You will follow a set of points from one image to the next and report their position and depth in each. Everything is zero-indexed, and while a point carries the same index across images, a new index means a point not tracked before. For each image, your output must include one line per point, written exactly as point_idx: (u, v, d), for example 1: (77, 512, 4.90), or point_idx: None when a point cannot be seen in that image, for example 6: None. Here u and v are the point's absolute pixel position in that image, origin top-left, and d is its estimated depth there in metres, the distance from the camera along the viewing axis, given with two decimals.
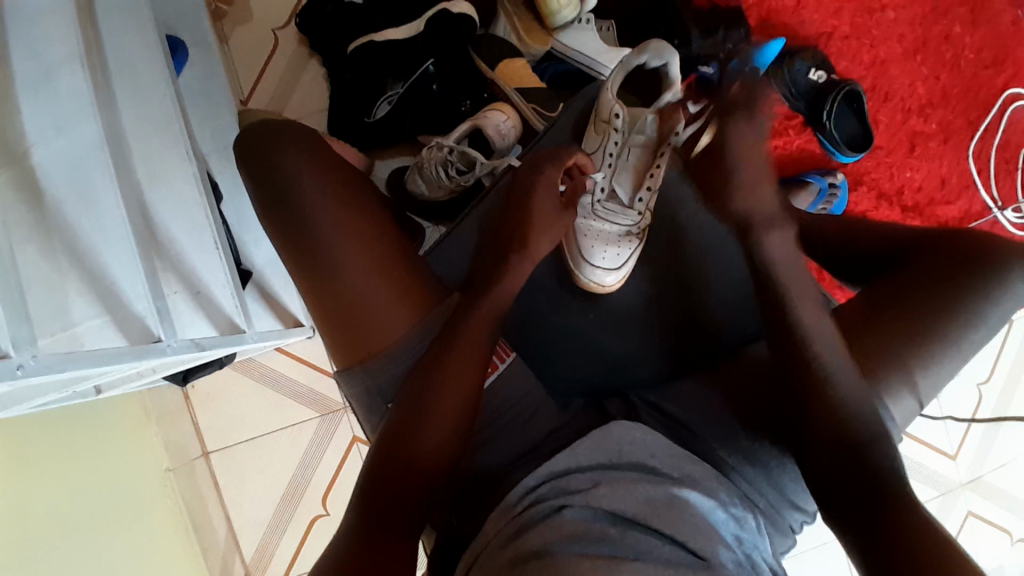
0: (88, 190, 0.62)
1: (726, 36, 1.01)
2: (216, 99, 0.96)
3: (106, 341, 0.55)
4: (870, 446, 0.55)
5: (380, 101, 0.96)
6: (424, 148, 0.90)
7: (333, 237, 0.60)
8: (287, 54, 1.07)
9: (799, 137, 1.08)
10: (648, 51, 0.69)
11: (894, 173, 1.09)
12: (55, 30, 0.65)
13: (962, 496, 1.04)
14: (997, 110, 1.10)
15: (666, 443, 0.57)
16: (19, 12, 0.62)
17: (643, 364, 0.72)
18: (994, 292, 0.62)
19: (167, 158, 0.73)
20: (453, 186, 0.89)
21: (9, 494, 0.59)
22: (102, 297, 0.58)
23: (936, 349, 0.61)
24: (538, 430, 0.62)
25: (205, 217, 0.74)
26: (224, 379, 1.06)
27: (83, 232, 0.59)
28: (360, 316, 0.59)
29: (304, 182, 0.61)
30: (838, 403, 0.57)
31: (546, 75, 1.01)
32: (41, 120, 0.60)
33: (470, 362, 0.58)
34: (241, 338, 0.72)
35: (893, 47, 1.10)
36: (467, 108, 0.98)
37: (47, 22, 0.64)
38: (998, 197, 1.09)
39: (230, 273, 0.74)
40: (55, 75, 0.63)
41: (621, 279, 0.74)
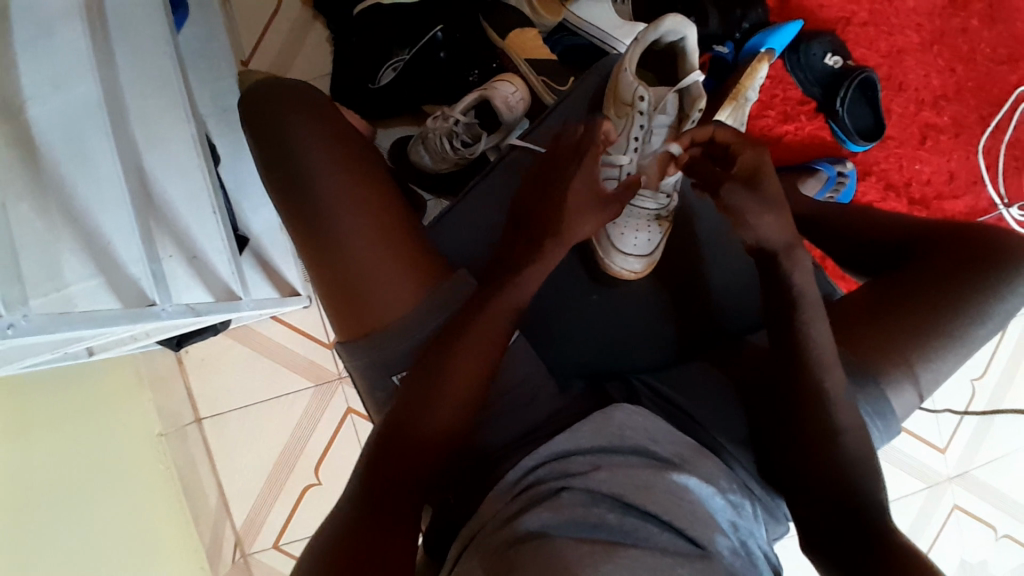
0: (85, 148, 0.59)
1: (743, 17, 0.99)
2: (216, 59, 0.93)
3: (99, 304, 0.53)
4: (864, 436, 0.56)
5: (385, 67, 0.94)
6: (430, 118, 0.87)
7: (340, 207, 0.58)
8: (289, 15, 1.03)
9: (810, 123, 1.06)
10: (664, 25, 0.66)
11: (903, 165, 1.08)
12: None
13: (949, 490, 1.06)
14: (1010, 107, 1.08)
15: (667, 428, 0.56)
16: None
17: (645, 349, 0.71)
18: (1002, 289, 0.61)
19: (164, 120, 0.71)
20: (457, 159, 0.87)
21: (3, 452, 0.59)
22: (96, 256, 0.56)
23: (939, 345, 0.61)
24: (538, 411, 0.61)
25: (201, 181, 0.72)
26: (218, 345, 1.05)
27: (77, 191, 0.58)
28: (367, 288, 0.58)
29: (312, 148, 0.59)
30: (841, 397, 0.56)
31: (557, 48, 0.99)
32: (37, 76, 0.58)
33: (476, 338, 0.56)
34: (236, 306, 0.71)
35: (911, 37, 1.08)
36: (474, 78, 0.95)
37: None
38: (1005, 194, 1.08)
39: (227, 240, 0.73)
40: (54, 28, 0.60)
41: (651, 263, 0.73)
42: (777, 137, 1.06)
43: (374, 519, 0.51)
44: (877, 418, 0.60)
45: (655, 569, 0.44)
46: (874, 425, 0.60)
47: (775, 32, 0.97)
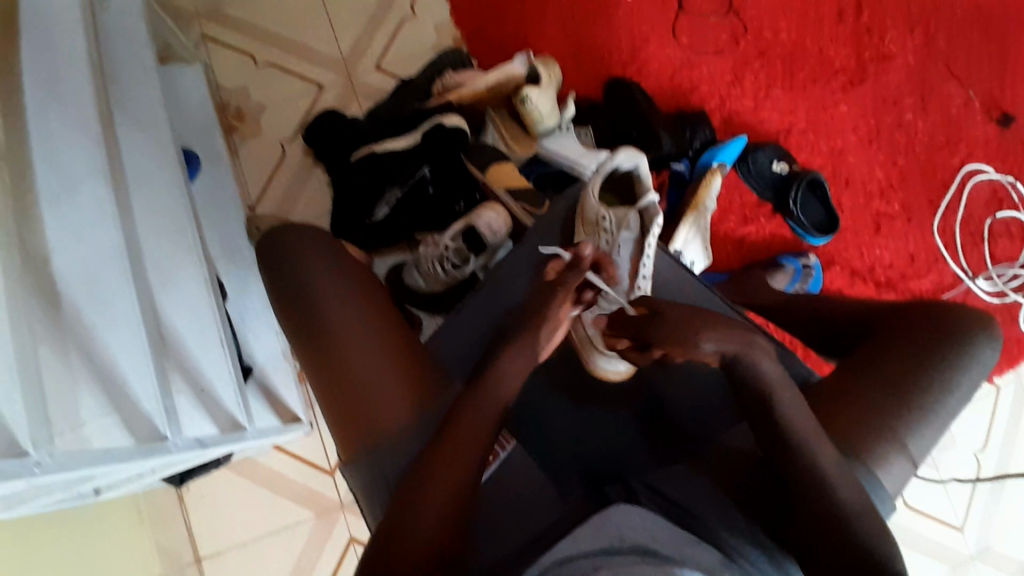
0: (106, 295, 0.65)
1: (693, 136, 1.12)
2: (225, 206, 1.04)
3: (113, 442, 0.58)
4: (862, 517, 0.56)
5: (380, 203, 1.05)
6: (422, 245, 0.97)
7: (344, 327, 0.64)
8: (292, 164, 1.16)
9: (768, 224, 1.16)
10: (619, 156, 0.78)
11: (864, 251, 1.16)
12: (71, 136, 0.68)
13: (972, 569, 1.03)
14: (955, 188, 1.20)
15: (664, 524, 0.57)
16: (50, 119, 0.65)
17: (637, 445, 0.73)
18: (970, 358, 0.65)
19: (177, 262, 0.78)
20: (449, 279, 0.96)
21: None
22: (111, 396, 0.61)
23: (923, 415, 0.63)
24: (539, 517, 0.63)
25: (212, 318, 0.79)
26: (217, 477, 1.04)
27: (98, 334, 0.62)
28: (366, 399, 0.62)
29: (318, 278, 0.66)
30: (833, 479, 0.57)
31: (533, 175, 1.11)
32: (64, 227, 0.63)
33: (471, 440, 0.59)
34: (241, 435, 0.76)
35: (850, 138, 1.21)
36: (461, 208, 1.06)
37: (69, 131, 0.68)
38: (967, 268, 1.16)
39: (232, 371, 0.79)
40: (78, 185, 0.67)
41: (630, 363, 0.75)
42: (741, 238, 1.15)
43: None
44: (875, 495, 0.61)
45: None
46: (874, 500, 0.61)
47: (722, 148, 1.10)
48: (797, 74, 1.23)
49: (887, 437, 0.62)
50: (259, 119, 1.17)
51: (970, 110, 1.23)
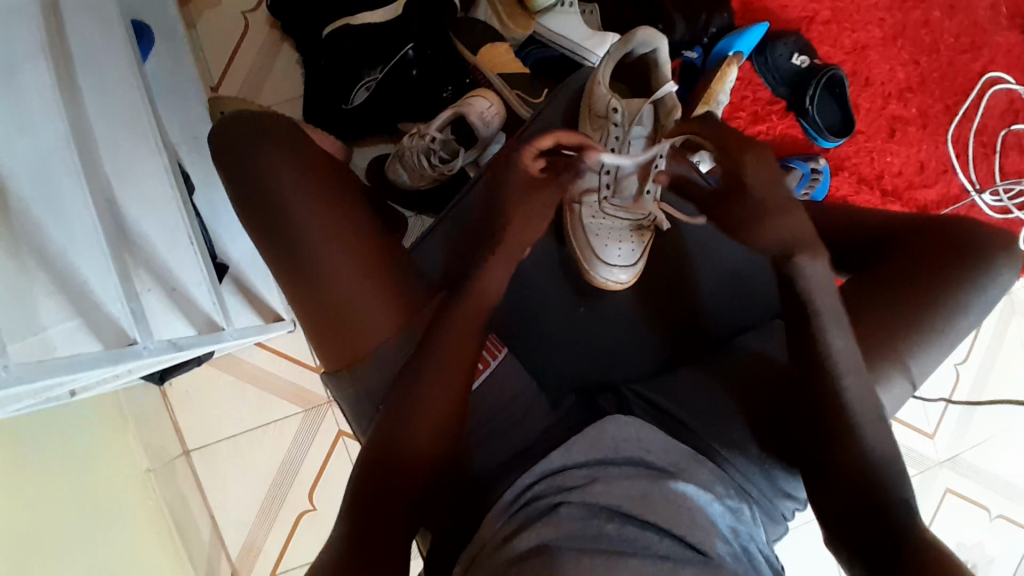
0: (55, 189, 0.58)
1: (710, 21, 1.00)
2: (184, 87, 0.93)
3: (80, 346, 0.53)
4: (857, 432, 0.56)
5: (357, 86, 0.94)
6: (406, 136, 0.88)
7: (318, 239, 0.58)
8: (257, 40, 1.02)
9: (782, 122, 1.08)
10: (635, 37, 0.68)
11: (874, 158, 1.10)
12: (13, 16, 0.60)
13: (940, 474, 1.08)
14: (975, 95, 1.11)
15: (661, 437, 0.56)
16: None
17: (633, 356, 0.71)
18: (981, 279, 0.63)
19: (136, 153, 0.71)
20: (436, 175, 0.87)
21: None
22: (73, 298, 0.56)
23: (926, 336, 0.62)
24: (532, 427, 0.61)
25: (175, 213, 0.72)
26: (202, 377, 1.03)
27: (51, 234, 0.57)
28: (346, 318, 0.58)
29: (284, 182, 0.58)
30: (828, 397, 0.56)
31: (528, 60, 0.99)
32: (3, 117, 0.56)
33: (457, 361, 0.56)
34: (218, 336, 0.72)
35: (874, 32, 1.10)
36: (448, 95, 0.95)
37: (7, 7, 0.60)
38: (975, 181, 1.10)
39: (206, 272, 0.74)
40: (18, 68, 0.59)
41: (636, 273, 0.73)
42: (749, 138, 1.08)
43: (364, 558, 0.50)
44: None
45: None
46: None
47: (742, 35, 0.99)
48: None
49: (889, 357, 0.61)
50: None
51: (998, 14, 1.12)
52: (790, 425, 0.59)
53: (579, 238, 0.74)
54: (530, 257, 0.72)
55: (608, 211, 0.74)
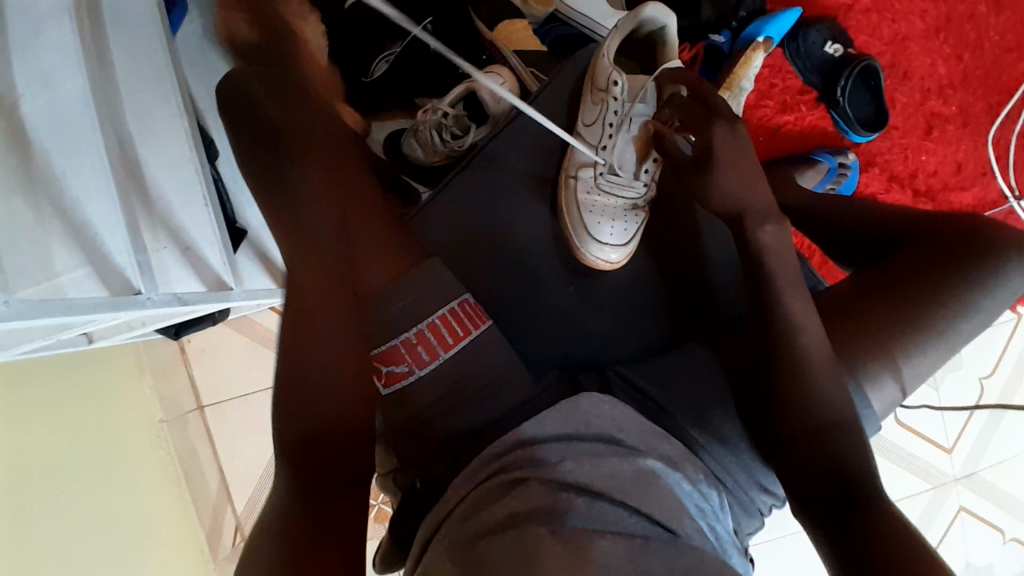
0: (78, 141, 0.62)
1: (739, 4, 0.96)
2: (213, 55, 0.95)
3: (87, 292, 0.57)
4: (824, 432, 0.54)
5: (379, 59, 0.95)
6: (420, 111, 0.88)
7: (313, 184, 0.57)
8: None
9: (811, 113, 1.03)
10: (645, 12, 0.66)
11: (908, 156, 1.05)
12: None
13: (955, 491, 1.04)
14: (1019, 96, 1.05)
15: (636, 418, 0.57)
16: None
17: (624, 340, 0.71)
18: (991, 282, 0.59)
19: (156, 113, 0.73)
20: (447, 151, 0.89)
21: (7, 432, 0.62)
22: (85, 248, 0.60)
23: (927, 338, 0.59)
24: (509, 398, 0.61)
25: (194, 173, 0.74)
26: (217, 335, 1.07)
27: (70, 185, 0.61)
28: (312, 263, 0.55)
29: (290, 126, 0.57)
30: (798, 390, 0.55)
31: (548, 38, 0.96)
32: (29, 74, 0.61)
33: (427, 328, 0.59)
34: (226, 296, 0.75)
35: (916, 24, 1.04)
36: (464, 70, 0.95)
37: None
38: (1014, 185, 1.05)
39: (219, 231, 0.75)
40: (45, 28, 0.63)
41: (628, 254, 0.73)
42: (776, 128, 1.03)
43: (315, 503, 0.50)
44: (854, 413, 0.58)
45: (628, 553, 0.44)
46: None
47: (772, 21, 0.96)
48: None
49: (885, 359, 0.58)
50: None
51: None
52: (760, 415, 0.57)
53: (572, 212, 0.73)
54: (531, 235, 0.73)
55: (605, 189, 0.73)
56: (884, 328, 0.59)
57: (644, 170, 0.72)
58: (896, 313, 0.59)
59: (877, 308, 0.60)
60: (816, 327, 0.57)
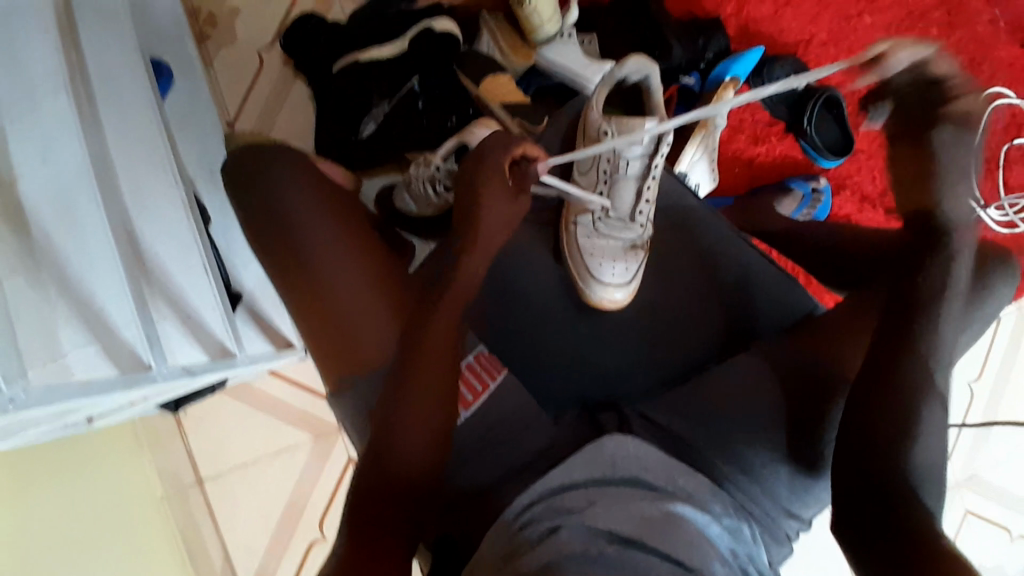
0: (76, 215, 0.62)
1: (707, 45, 1.03)
2: (202, 121, 0.97)
3: (96, 370, 0.57)
4: None
5: (367, 119, 0.98)
6: (412, 165, 0.91)
7: (324, 254, 0.62)
8: (271, 76, 1.07)
9: (781, 144, 1.10)
10: (629, 65, 0.72)
11: (877, 176, 1.10)
12: (39, 59, 0.65)
13: (960, 494, 1.06)
14: (977, 110, 1.12)
15: (659, 455, 0.58)
16: None
17: (634, 375, 0.72)
18: (979, 294, 0.63)
19: (154, 182, 0.74)
20: (442, 202, 0.91)
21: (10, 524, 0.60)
22: (90, 326, 0.59)
23: (926, 356, 0.61)
24: (531, 446, 0.62)
25: (193, 241, 0.75)
26: (215, 401, 1.05)
27: (67, 258, 0.60)
28: (342, 320, 0.61)
29: (293, 201, 0.63)
30: None
31: (531, 88, 1.02)
32: (28, 153, 0.61)
33: (450, 364, 0.59)
34: (230, 362, 0.75)
35: (872, 52, 1.12)
36: (452, 124, 0.97)
37: None
38: (982, 196, 1.11)
39: (219, 297, 0.76)
40: (41, 106, 0.64)
41: (631, 293, 0.76)
42: (750, 159, 1.09)
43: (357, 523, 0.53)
44: None
45: None
46: None
47: (738, 60, 1.02)
48: None
49: None
50: (232, 23, 1.07)
51: (998, 27, 1.13)
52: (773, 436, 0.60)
53: (575, 256, 0.77)
54: (536, 279, 0.75)
55: (605, 232, 0.78)
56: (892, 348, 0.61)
57: (640, 211, 0.78)
58: None
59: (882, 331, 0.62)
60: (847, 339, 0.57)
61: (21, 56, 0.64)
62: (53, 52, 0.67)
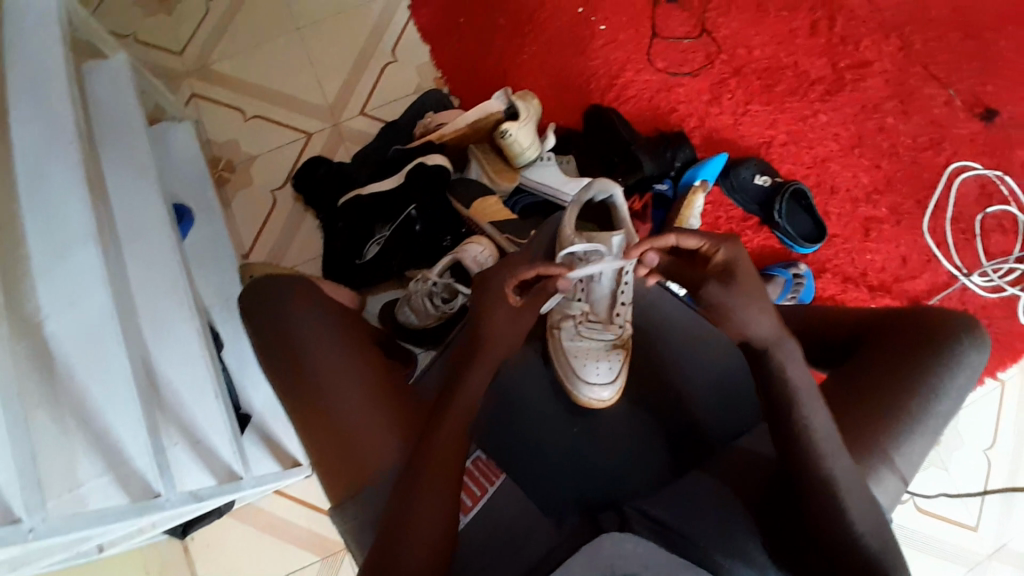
0: (102, 351, 0.67)
1: (674, 156, 1.14)
2: (220, 255, 1.06)
3: (109, 500, 0.59)
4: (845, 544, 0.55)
5: (369, 243, 1.06)
6: (411, 281, 0.98)
7: (329, 369, 0.66)
8: (282, 211, 1.18)
9: (757, 236, 1.17)
10: (592, 187, 0.78)
11: (856, 258, 1.16)
12: (68, 212, 0.71)
13: (992, 567, 1.02)
14: (944, 185, 1.19)
15: (659, 554, 0.57)
16: (43, 200, 0.70)
17: (633, 470, 0.73)
18: (952, 363, 0.64)
19: (175, 315, 0.81)
20: (440, 314, 0.97)
21: None
22: (106, 455, 0.63)
23: (909, 430, 0.62)
24: (533, 554, 0.61)
25: (206, 369, 0.79)
26: (222, 528, 1.03)
27: (90, 392, 0.65)
28: (346, 433, 0.64)
29: (300, 321, 0.68)
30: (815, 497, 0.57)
31: (518, 206, 1.13)
32: (55, 296, 0.66)
33: (448, 471, 0.61)
34: (237, 486, 0.75)
35: (831, 146, 1.22)
36: (448, 243, 1.08)
37: (63, 205, 0.71)
38: (961, 265, 1.15)
39: (229, 421, 0.78)
40: (70, 252, 0.69)
41: (618, 389, 0.78)
42: None
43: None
44: None
45: None
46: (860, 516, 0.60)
47: (705, 165, 1.11)
48: (773, 85, 1.24)
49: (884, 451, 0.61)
50: (249, 168, 1.20)
51: (953, 107, 1.23)
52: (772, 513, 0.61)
53: (561, 359, 0.80)
54: (530, 381, 0.78)
55: (585, 334, 0.80)
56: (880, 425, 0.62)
57: (617, 312, 0.79)
58: (888, 410, 0.62)
59: (864, 409, 0.63)
60: (829, 428, 0.59)
61: (57, 210, 0.70)
62: (81, 203, 0.72)
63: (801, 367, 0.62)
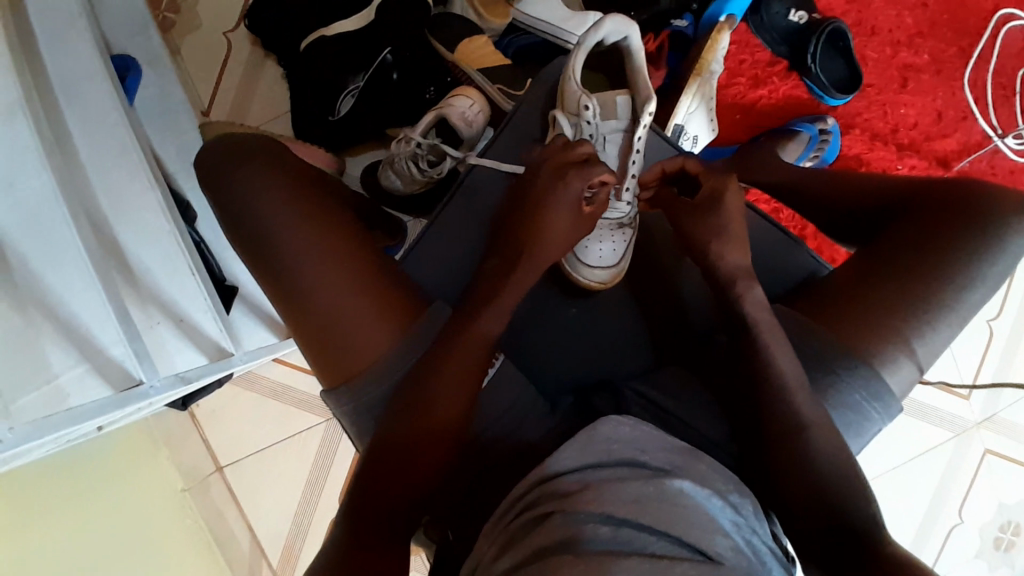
0: (51, 234, 0.60)
1: None
2: (174, 114, 0.93)
3: (89, 392, 0.56)
4: None
5: (342, 95, 0.92)
6: (392, 142, 0.86)
7: (308, 259, 0.60)
8: (240, 59, 1.02)
9: (784, 83, 1.03)
10: (606, 27, 0.68)
11: (887, 111, 1.04)
12: None
13: (978, 435, 1.04)
14: (989, 35, 1.04)
15: (655, 437, 0.56)
16: None
17: (630, 351, 0.72)
18: (993, 246, 0.59)
19: (130, 189, 0.71)
20: (427, 179, 0.87)
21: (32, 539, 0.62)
22: (76, 343, 0.58)
23: (935, 315, 0.58)
24: (529, 436, 0.62)
25: (174, 245, 0.71)
26: (227, 396, 1.06)
27: (45, 276, 0.60)
28: (336, 327, 0.60)
29: (272, 205, 0.60)
30: None
31: (510, 49, 0.97)
32: None
33: (454, 367, 0.58)
34: (229, 362, 0.73)
35: None
36: (431, 95, 0.94)
37: None
38: (997, 125, 1.04)
39: (211, 298, 0.72)
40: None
41: (619, 273, 0.73)
42: (751, 104, 1.02)
43: (360, 550, 0.53)
44: (873, 399, 0.58)
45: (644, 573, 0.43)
46: (868, 406, 0.59)
47: None
48: None
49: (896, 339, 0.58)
50: (194, 5, 1.02)
51: None
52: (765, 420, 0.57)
53: None
54: None
55: None
56: (898, 313, 0.58)
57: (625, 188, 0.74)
58: (910, 297, 0.58)
59: (885, 296, 0.59)
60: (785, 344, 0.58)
61: None
62: None
63: (756, 300, 0.62)
